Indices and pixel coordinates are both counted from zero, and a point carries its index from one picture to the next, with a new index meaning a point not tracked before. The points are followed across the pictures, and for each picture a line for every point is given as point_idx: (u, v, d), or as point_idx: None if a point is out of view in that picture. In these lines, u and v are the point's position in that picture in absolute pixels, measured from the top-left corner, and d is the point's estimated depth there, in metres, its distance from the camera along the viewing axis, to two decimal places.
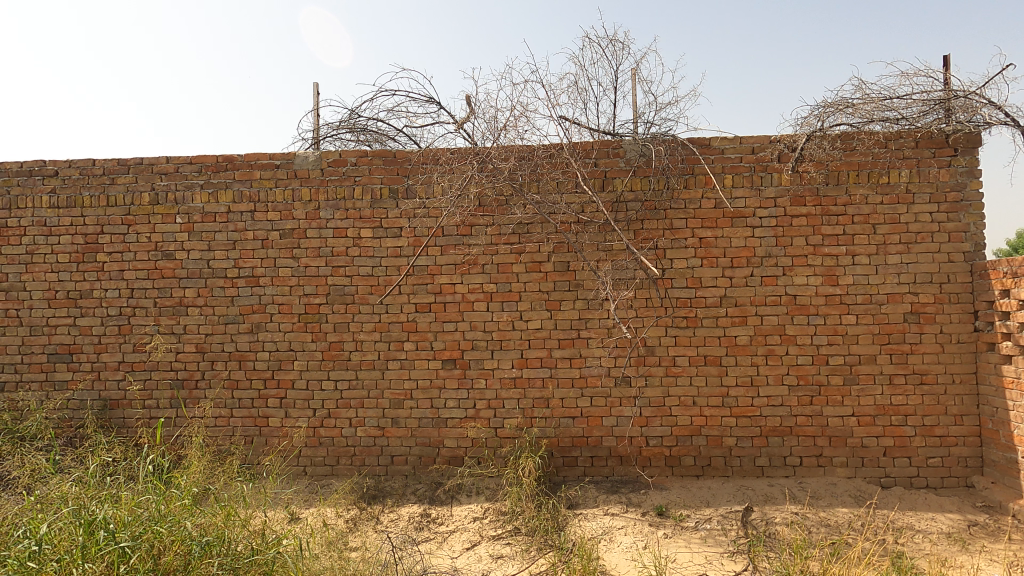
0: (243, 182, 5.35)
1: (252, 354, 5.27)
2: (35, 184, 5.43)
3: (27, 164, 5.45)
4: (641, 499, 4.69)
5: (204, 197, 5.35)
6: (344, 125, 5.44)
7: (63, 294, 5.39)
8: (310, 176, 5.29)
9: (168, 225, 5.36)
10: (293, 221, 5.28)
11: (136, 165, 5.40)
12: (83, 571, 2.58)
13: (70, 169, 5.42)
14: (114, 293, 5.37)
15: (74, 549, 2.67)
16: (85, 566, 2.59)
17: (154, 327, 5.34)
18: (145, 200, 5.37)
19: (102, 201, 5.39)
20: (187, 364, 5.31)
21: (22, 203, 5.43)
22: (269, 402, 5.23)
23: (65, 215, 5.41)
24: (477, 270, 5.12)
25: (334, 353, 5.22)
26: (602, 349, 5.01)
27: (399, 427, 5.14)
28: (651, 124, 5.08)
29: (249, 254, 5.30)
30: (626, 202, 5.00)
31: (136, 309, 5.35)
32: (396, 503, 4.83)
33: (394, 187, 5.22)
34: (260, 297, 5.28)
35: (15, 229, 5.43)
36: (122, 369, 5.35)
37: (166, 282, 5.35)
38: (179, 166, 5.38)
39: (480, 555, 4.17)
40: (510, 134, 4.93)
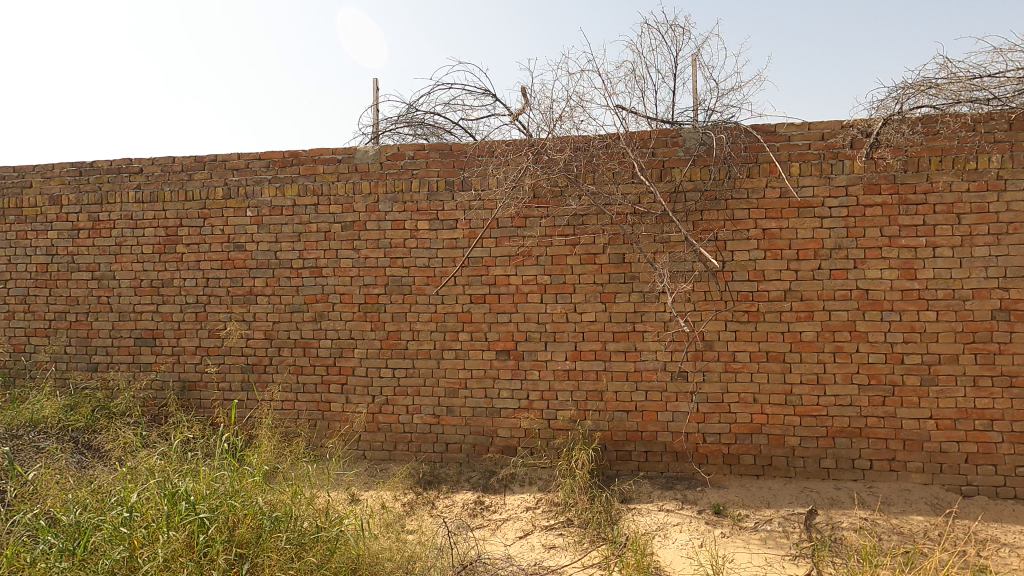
0: (308, 176, 5.57)
1: (315, 342, 5.51)
2: (123, 180, 5.86)
3: (116, 162, 5.88)
4: (697, 496, 4.59)
5: (272, 191, 5.61)
6: (402, 119, 5.56)
7: (147, 283, 5.81)
8: (370, 169, 5.45)
9: (240, 218, 5.67)
10: (354, 214, 5.46)
11: (210, 162, 5.72)
12: (168, 537, 2.76)
13: (152, 166, 5.82)
14: (191, 282, 5.74)
15: (159, 517, 2.87)
16: (169, 533, 2.78)
17: (227, 314, 5.67)
18: (219, 194, 5.70)
19: (181, 196, 5.76)
20: (256, 349, 5.61)
21: (112, 198, 5.88)
22: (331, 387, 5.46)
23: (148, 209, 5.82)
24: (531, 262, 5.13)
25: (392, 342, 5.38)
26: (658, 343, 4.91)
27: (454, 416, 5.25)
28: (712, 111, 4.90)
29: (313, 245, 5.53)
30: (684, 192, 4.87)
31: (211, 298, 5.70)
32: (450, 489, 4.95)
33: (450, 179, 5.29)
34: (323, 287, 5.51)
35: (105, 222, 5.89)
36: (199, 352, 5.71)
37: (238, 272, 5.66)
38: (249, 162, 5.67)
39: (533, 544, 4.20)
40: (566, 124, 4.89)
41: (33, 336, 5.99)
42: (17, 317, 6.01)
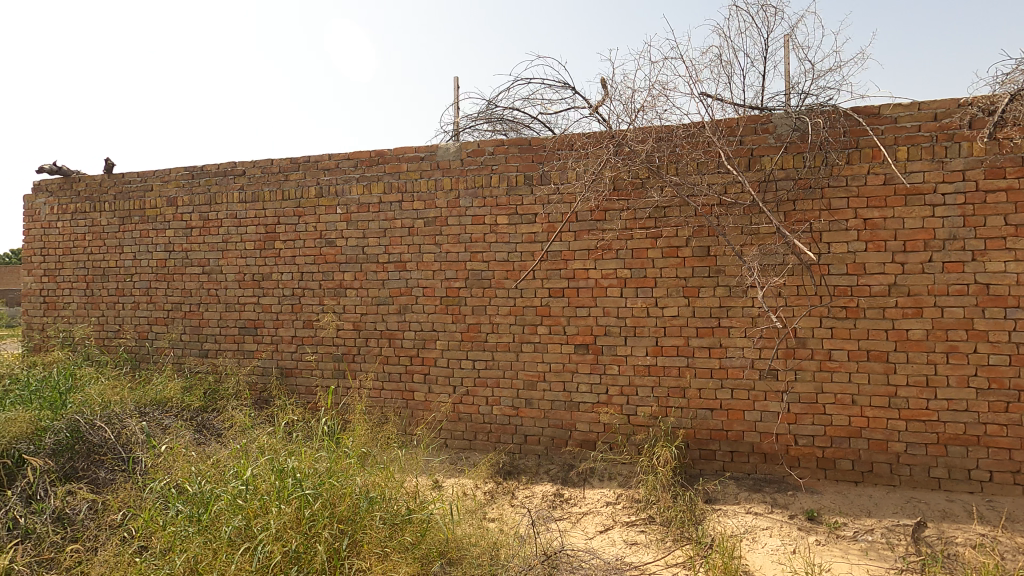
0: (392, 174, 5.80)
1: (400, 333, 5.75)
2: (229, 182, 6.37)
3: (222, 166, 6.40)
4: (789, 501, 4.38)
5: (360, 189, 5.90)
6: (482, 115, 5.66)
7: (249, 277, 6.29)
8: (451, 166, 5.59)
9: (331, 215, 6.00)
10: (436, 209, 5.63)
11: (304, 163, 6.09)
12: (278, 510, 2.86)
13: (254, 168, 6.28)
14: (288, 276, 6.15)
15: (271, 491, 2.98)
16: (280, 506, 2.87)
17: (320, 306, 6.03)
18: (312, 193, 6.06)
19: (279, 195, 6.18)
20: (346, 340, 5.94)
21: (219, 199, 6.40)
22: (415, 377, 5.68)
23: (250, 208, 6.28)
24: (611, 255, 5.08)
25: (472, 335, 5.51)
26: (745, 340, 4.72)
27: (533, 408, 5.30)
28: (807, 94, 4.62)
29: (398, 241, 5.76)
30: (775, 181, 4.63)
31: (305, 291, 6.08)
32: (530, 481, 5.02)
33: (529, 174, 5.33)
34: (407, 280, 5.73)
35: (214, 221, 6.43)
36: (295, 341, 6.11)
37: (329, 266, 6.01)
38: (339, 162, 5.98)
39: (615, 539, 4.16)
40: (648, 114, 4.78)
41: (154, 324, 6.64)
42: (141, 307, 6.69)
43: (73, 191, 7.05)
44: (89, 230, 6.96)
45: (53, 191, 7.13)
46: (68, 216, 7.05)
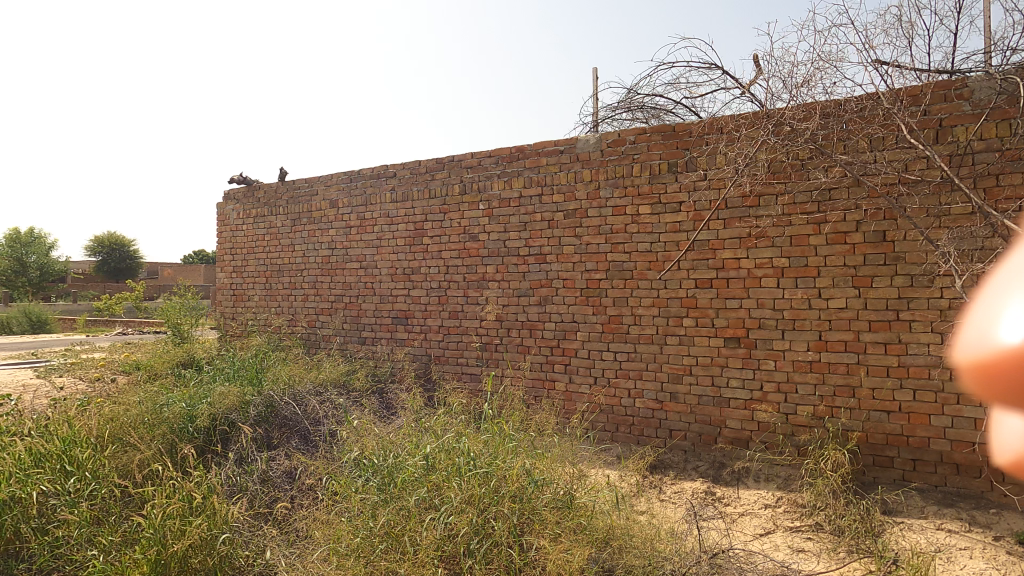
0: (532, 169, 5.94)
1: (540, 324, 5.88)
2: (382, 184, 6.92)
3: (376, 169, 6.98)
4: (991, 520, 3.86)
5: (501, 184, 6.11)
6: (622, 104, 5.58)
7: (400, 271, 6.80)
8: (591, 158, 5.59)
9: (474, 211, 6.28)
10: (576, 202, 5.66)
11: (449, 162, 6.44)
12: (459, 484, 3.07)
13: (403, 170, 6.76)
14: (435, 269, 6.55)
15: (450, 466, 3.22)
16: (459, 481, 3.09)
17: (464, 298, 6.36)
18: (456, 191, 6.38)
19: (426, 194, 6.60)
20: (489, 330, 6.20)
21: (373, 199, 6.99)
22: (556, 367, 5.78)
23: (401, 207, 6.78)
24: (766, 243, 4.76)
25: (613, 326, 5.47)
26: (931, 335, 4.19)
27: (678, 402, 5.15)
28: (1016, 51, 3.97)
29: (538, 234, 5.89)
30: (973, 154, 4.04)
31: (451, 283, 6.44)
32: (678, 476, 4.90)
33: (674, 161, 5.16)
34: (547, 273, 5.84)
35: (370, 220, 7.03)
36: (442, 331, 6.50)
37: (472, 259, 6.30)
38: (481, 160, 6.24)
39: (778, 544, 3.92)
40: (812, 88, 4.40)
41: (320, 314, 7.43)
42: (310, 299, 7.52)
43: (254, 198, 8.10)
44: (267, 232, 7.95)
45: (239, 198, 8.25)
46: (250, 220, 8.11)
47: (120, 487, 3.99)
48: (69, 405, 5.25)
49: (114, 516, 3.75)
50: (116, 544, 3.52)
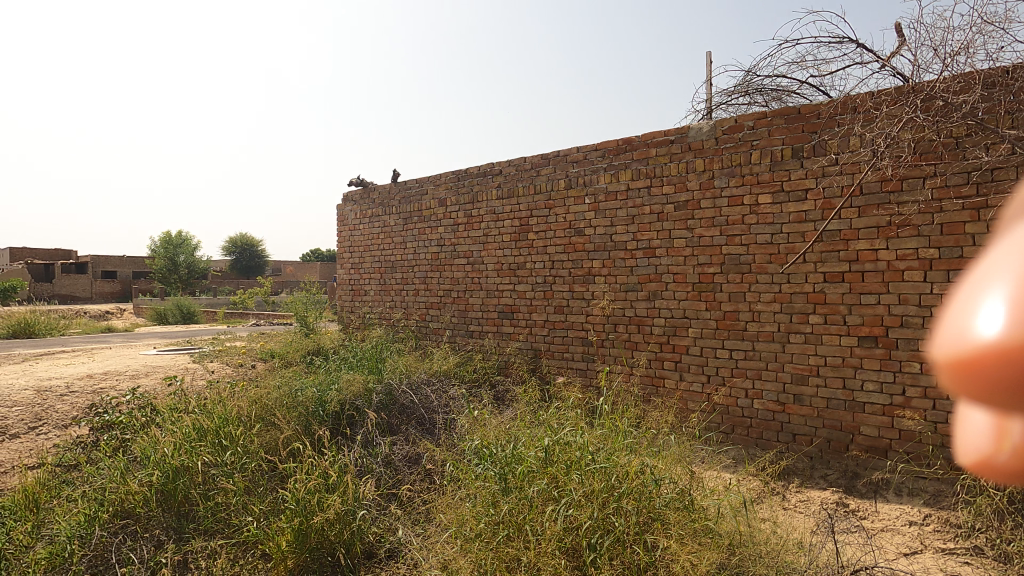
0: (640, 160, 5.79)
1: (649, 319, 5.74)
2: (488, 181, 7.09)
3: (483, 167, 7.16)
4: None
5: (607, 177, 6.02)
6: (739, 88, 5.28)
7: (506, 266, 6.93)
8: (704, 146, 5.35)
9: (579, 206, 6.25)
10: (687, 192, 5.45)
11: (554, 158, 6.46)
12: (580, 477, 3.10)
13: (509, 167, 6.88)
14: (541, 265, 6.61)
15: (572, 459, 3.25)
16: (581, 474, 3.11)
17: (570, 293, 6.36)
18: (562, 186, 6.39)
19: (531, 190, 6.67)
20: (595, 325, 6.15)
21: (480, 197, 7.18)
22: (665, 364, 5.62)
23: (507, 203, 6.90)
24: (910, 233, 4.29)
25: (729, 323, 5.20)
26: None
27: (803, 405, 4.80)
28: None
29: (646, 227, 5.74)
30: None
31: (556, 278, 6.47)
32: (803, 484, 4.56)
33: (799, 146, 4.80)
34: (657, 267, 5.67)
35: (476, 217, 7.23)
36: (547, 325, 6.55)
37: (578, 255, 6.28)
38: (587, 153, 6.19)
39: (927, 565, 3.53)
40: (970, 56, 3.90)
41: (430, 308, 7.78)
42: (421, 293, 7.90)
43: (370, 199, 8.64)
44: (382, 230, 8.45)
45: (356, 200, 8.83)
46: (367, 220, 8.66)
47: (267, 462, 4.46)
48: (220, 388, 5.93)
49: (262, 487, 4.20)
50: (266, 511, 3.94)
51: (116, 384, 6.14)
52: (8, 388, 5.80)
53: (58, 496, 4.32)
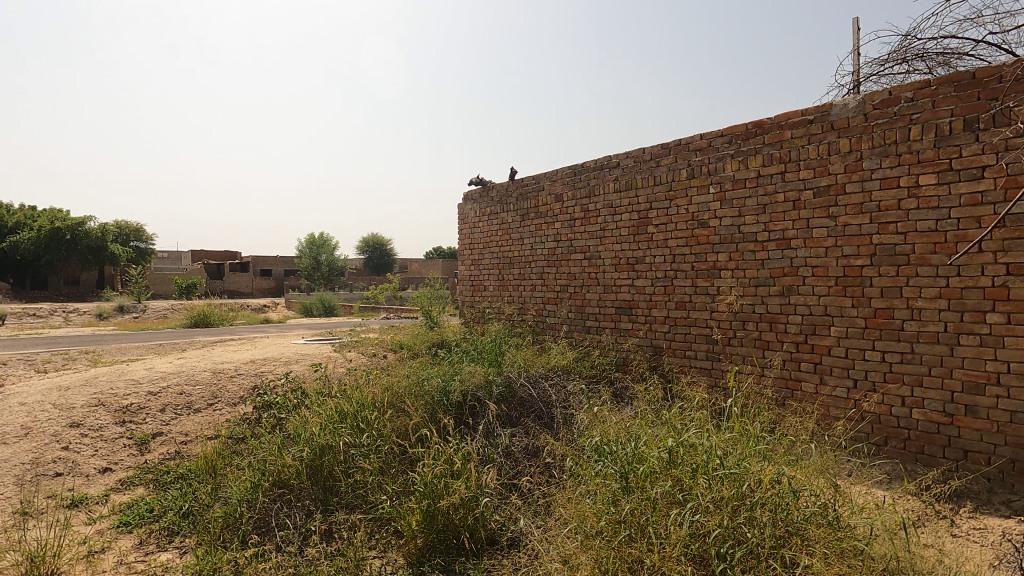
0: (773, 144, 5.35)
1: (783, 317, 5.29)
2: (605, 175, 6.99)
3: (600, 161, 7.07)
4: None
5: (735, 164, 5.64)
6: (895, 56, 4.67)
7: (624, 261, 6.77)
8: (850, 125, 4.80)
9: (703, 196, 5.92)
10: (829, 177, 4.93)
11: (675, 147, 6.18)
12: (709, 481, 2.94)
13: (627, 159, 6.71)
14: (661, 258, 6.37)
15: (699, 463, 3.09)
16: (709, 478, 2.96)
17: (693, 288, 6.05)
18: (684, 175, 6.09)
19: (650, 182, 6.44)
20: (721, 322, 5.81)
21: (597, 190, 7.08)
22: (802, 365, 5.15)
23: (625, 196, 6.74)
24: None
25: (881, 321, 4.63)
26: None
27: (978, 418, 4.13)
28: None
29: (780, 217, 5.29)
30: None
31: (678, 273, 6.20)
32: (978, 509, 3.93)
33: (973, 116, 4.12)
34: (792, 259, 5.20)
35: (593, 211, 7.15)
36: (668, 322, 6.30)
37: (702, 248, 5.96)
38: (712, 140, 5.85)
39: None
40: None
41: (547, 303, 7.83)
42: (537, 289, 7.99)
43: (488, 197, 8.91)
44: (500, 227, 8.67)
45: (476, 198, 9.15)
46: (486, 217, 8.94)
47: (398, 445, 4.79)
48: (358, 375, 6.49)
49: (394, 469, 4.52)
50: (397, 492, 4.24)
51: (272, 369, 6.96)
52: (192, 370, 6.82)
53: (230, 464, 5.01)
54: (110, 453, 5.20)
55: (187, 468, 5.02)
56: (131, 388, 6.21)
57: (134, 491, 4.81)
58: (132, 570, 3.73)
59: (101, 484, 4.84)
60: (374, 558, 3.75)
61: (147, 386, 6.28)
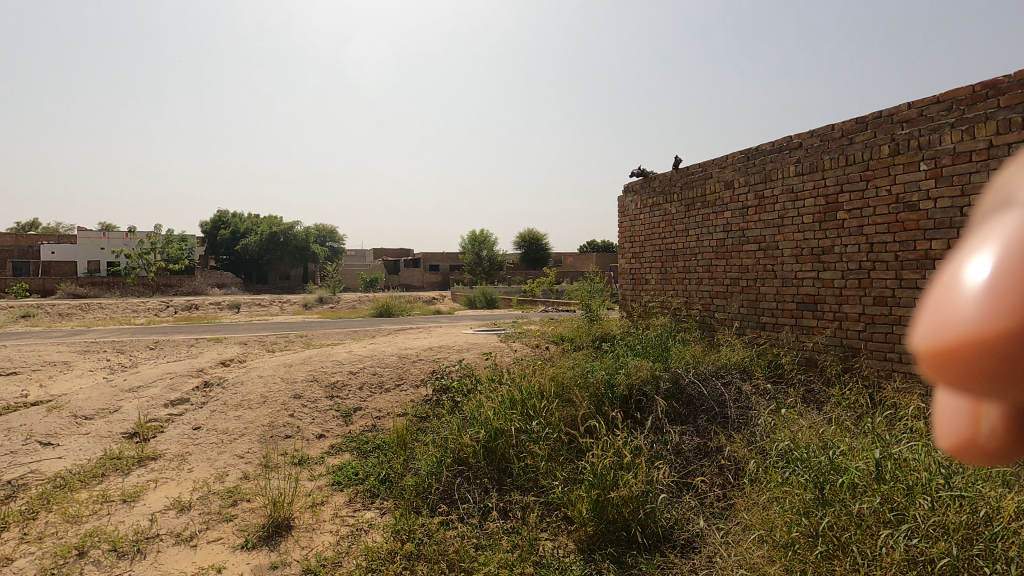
0: (1012, 108, 4.47)
1: None
2: (784, 157, 6.38)
3: (778, 142, 6.48)
4: None
5: (956, 135, 4.78)
6: None
7: (808, 252, 6.11)
8: None
9: (911, 174, 5.11)
10: None
11: (875, 120, 5.42)
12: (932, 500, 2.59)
13: (812, 139, 6.06)
14: (854, 248, 5.64)
15: (919, 483, 2.70)
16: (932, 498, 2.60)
17: (896, 281, 5.26)
18: (885, 152, 5.32)
19: (841, 162, 5.74)
20: None
21: (774, 175, 6.49)
22: None
23: (808, 179, 6.09)
24: None
25: None
26: None
27: None
28: None
29: None
30: None
31: (877, 264, 5.43)
32: None
33: None
34: None
35: (769, 198, 6.58)
36: (864, 319, 5.56)
37: (909, 234, 5.15)
38: (924, 109, 5.03)
39: None
40: None
41: (716, 298, 7.39)
42: (705, 282, 7.59)
43: (650, 188, 8.68)
44: (663, 219, 8.39)
45: (637, 190, 8.96)
46: (647, 209, 8.71)
47: (566, 434, 4.92)
48: (524, 364, 6.79)
49: (563, 457, 4.67)
50: (567, 478, 4.38)
51: (448, 356, 7.59)
52: (381, 354, 7.71)
53: (417, 439, 5.59)
54: (324, 422, 6.15)
55: (382, 440, 5.72)
56: (337, 367, 7.24)
57: (343, 456, 5.62)
58: (346, 522, 4.38)
59: (318, 447, 5.76)
60: (547, 540, 3.92)
61: (348, 366, 7.26)
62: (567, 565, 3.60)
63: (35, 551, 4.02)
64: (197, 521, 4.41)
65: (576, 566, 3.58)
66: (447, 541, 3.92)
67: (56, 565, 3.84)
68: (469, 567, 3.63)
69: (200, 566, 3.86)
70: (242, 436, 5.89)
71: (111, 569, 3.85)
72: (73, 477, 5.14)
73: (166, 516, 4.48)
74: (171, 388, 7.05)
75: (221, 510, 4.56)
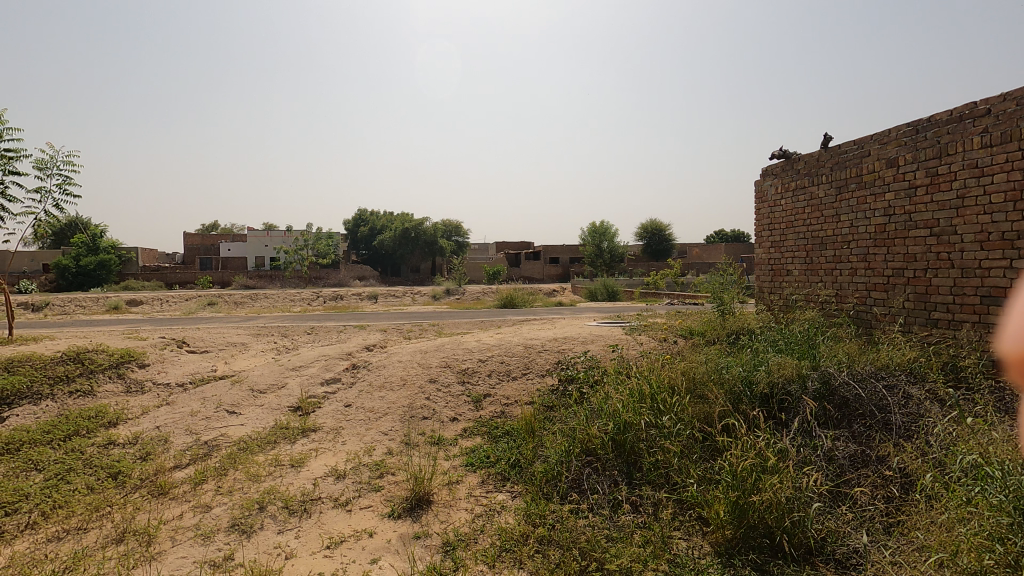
0: None
1: None
2: (966, 128, 5.51)
3: (958, 110, 5.62)
4: None
5: None
6: None
7: (997, 236, 5.16)
8: None
9: None
10: None
11: None
12: None
13: (1004, 103, 5.17)
14: None
15: None
16: None
17: None
18: None
19: None
20: None
21: (953, 148, 5.61)
22: None
23: (997, 151, 5.18)
24: None
25: None
26: None
27: None
28: None
29: None
30: None
31: None
32: None
33: None
34: None
35: (945, 174, 5.69)
36: None
37: None
38: None
39: None
40: None
41: (874, 291, 6.60)
42: (859, 273, 6.81)
43: (793, 170, 7.99)
44: (809, 204, 7.66)
45: (778, 173, 8.29)
46: (790, 193, 8.02)
47: (700, 431, 4.72)
48: (652, 358, 6.60)
49: (696, 455, 4.48)
50: (701, 478, 4.20)
51: (573, 347, 7.59)
52: (508, 343, 7.94)
53: (545, 427, 5.69)
54: (456, 406, 6.49)
55: (511, 427, 5.92)
56: (467, 355, 7.58)
57: (474, 439, 5.90)
58: (480, 502, 4.61)
59: (452, 430, 6.09)
60: (681, 539, 3.79)
61: (478, 354, 7.57)
62: (704, 567, 3.45)
63: (227, 502, 4.73)
64: (351, 489, 4.91)
65: (713, 569, 3.43)
66: (579, 529, 3.96)
67: (243, 515, 4.49)
68: (600, 556, 3.63)
69: (355, 529, 4.28)
70: (386, 415, 6.43)
71: (285, 523, 4.42)
72: (253, 442, 5.97)
73: (326, 482, 5.03)
74: (326, 369, 7.89)
75: (371, 480, 5.03)
